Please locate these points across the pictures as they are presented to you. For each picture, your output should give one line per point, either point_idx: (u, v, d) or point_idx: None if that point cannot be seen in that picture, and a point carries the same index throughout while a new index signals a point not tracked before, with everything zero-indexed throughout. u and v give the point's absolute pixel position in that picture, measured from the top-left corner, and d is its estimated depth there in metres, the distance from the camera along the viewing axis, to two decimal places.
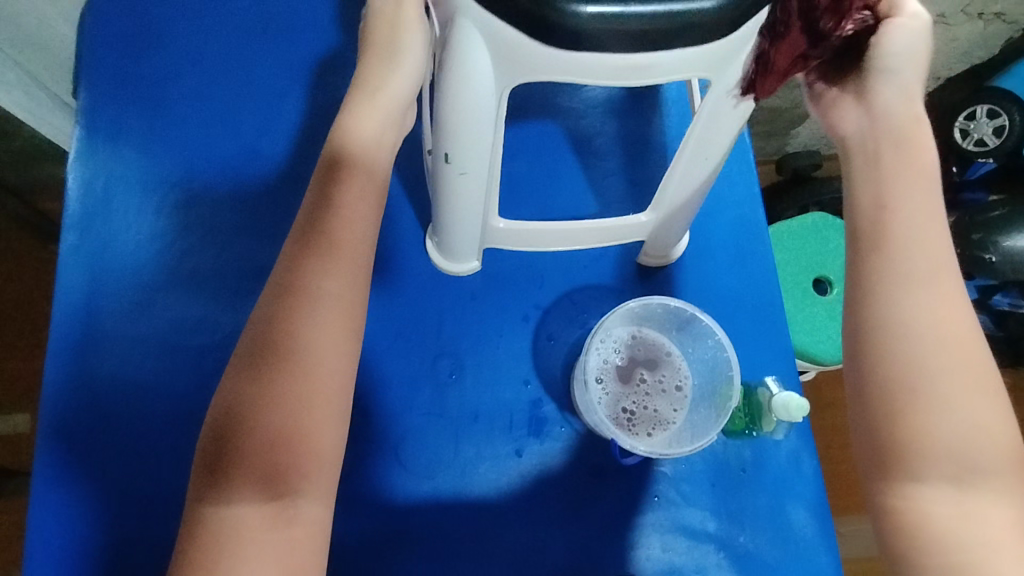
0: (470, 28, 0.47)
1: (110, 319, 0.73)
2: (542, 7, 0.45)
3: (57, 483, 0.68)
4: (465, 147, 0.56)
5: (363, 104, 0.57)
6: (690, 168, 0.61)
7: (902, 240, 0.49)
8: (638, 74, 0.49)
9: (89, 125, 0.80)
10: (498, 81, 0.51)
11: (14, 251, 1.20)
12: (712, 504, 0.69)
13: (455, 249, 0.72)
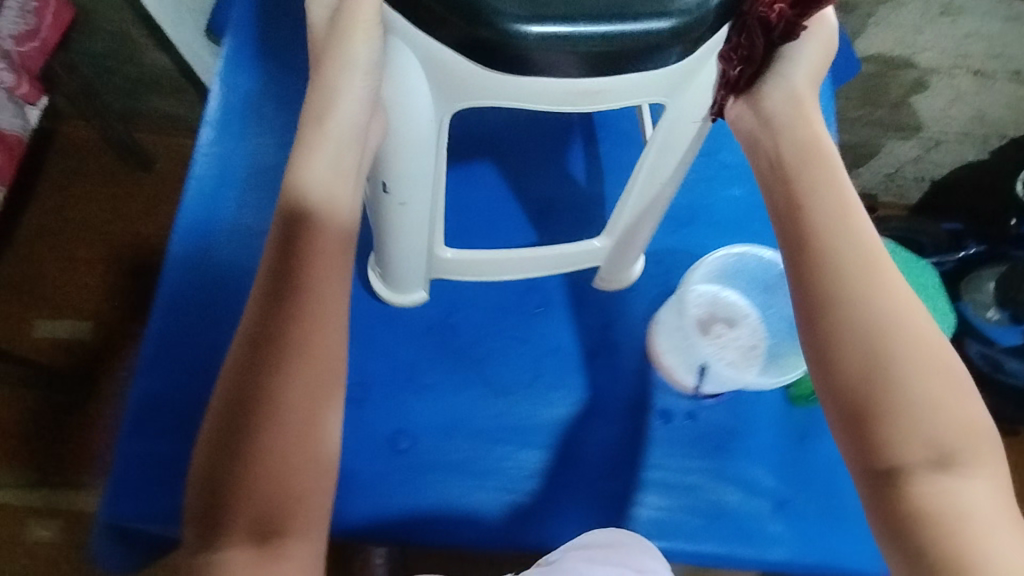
0: (401, 45, 0.55)
1: (237, 214, 0.82)
2: (480, 31, 0.52)
3: (170, 350, 0.76)
4: (404, 175, 0.63)
5: (311, 146, 0.55)
6: (640, 197, 0.69)
7: (835, 252, 0.52)
8: (591, 99, 0.56)
9: (238, 47, 0.89)
10: (436, 107, 0.58)
11: (121, 176, 1.32)
12: (698, 459, 0.79)
13: (397, 279, 0.79)
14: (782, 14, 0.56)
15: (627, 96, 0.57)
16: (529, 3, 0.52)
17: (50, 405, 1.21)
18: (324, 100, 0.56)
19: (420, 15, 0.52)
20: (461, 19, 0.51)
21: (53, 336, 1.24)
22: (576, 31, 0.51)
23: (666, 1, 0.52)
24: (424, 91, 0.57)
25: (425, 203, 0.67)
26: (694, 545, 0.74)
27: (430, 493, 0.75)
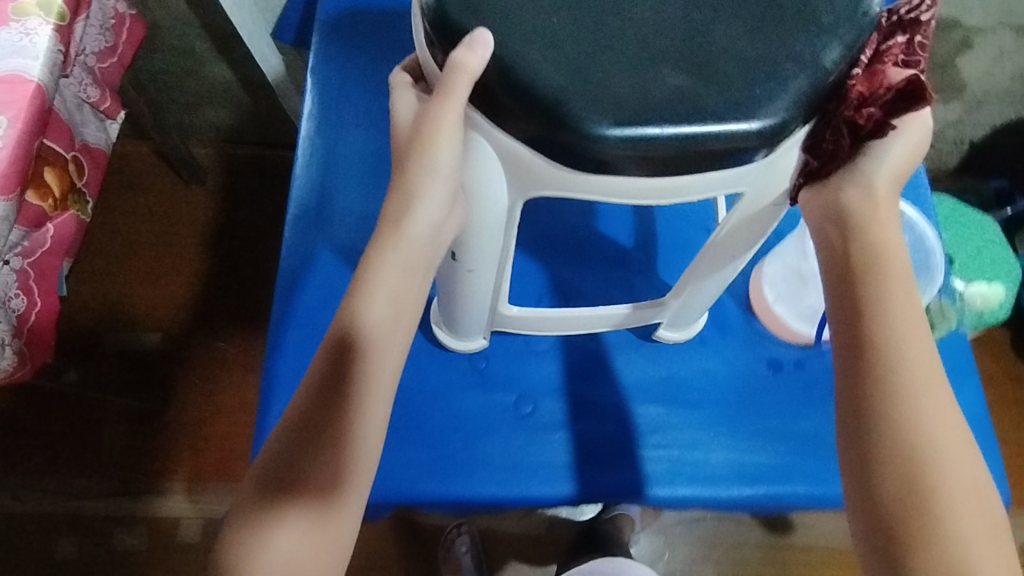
0: (481, 140, 0.46)
1: (346, 199, 0.74)
2: (555, 125, 0.41)
3: (290, 355, 0.67)
4: (475, 245, 0.53)
5: (378, 252, 0.51)
6: (709, 274, 0.58)
7: (890, 343, 0.46)
8: (673, 195, 0.46)
9: (327, 22, 0.80)
10: (510, 194, 0.49)
11: (162, 187, 1.25)
12: (772, 403, 0.67)
13: (461, 329, 0.65)
14: (872, 117, 0.45)
15: (702, 195, 0.47)
16: (608, 100, 0.41)
17: (110, 435, 1.10)
18: (405, 198, 0.49)
19: (494, 108, 0.43)
20: (533, 111, 0.42)
21: (119, 350, 1.15)
22: (660, 133, 0.41)
23: (764, 97, 0.42)
24: (502, 178, 0.48)
25: (498, 268, 0.57)
26: (729, 491, 0.64)
27: (506, 475, 0.64)
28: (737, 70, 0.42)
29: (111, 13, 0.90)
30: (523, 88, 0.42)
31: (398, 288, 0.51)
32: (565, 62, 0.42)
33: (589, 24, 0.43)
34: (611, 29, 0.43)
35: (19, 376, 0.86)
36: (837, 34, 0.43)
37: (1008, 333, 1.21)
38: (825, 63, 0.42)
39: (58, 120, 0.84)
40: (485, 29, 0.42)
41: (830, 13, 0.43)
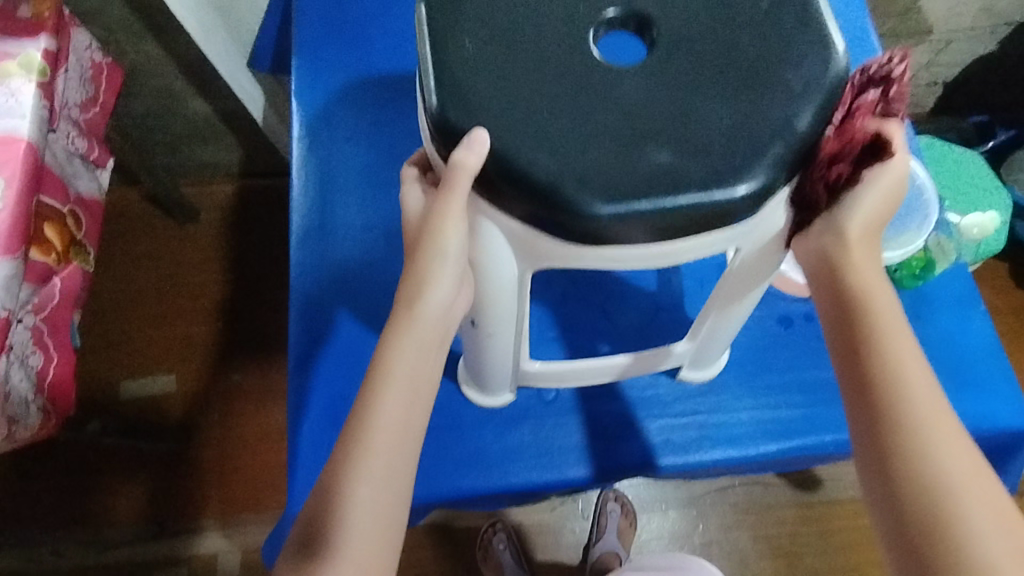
0: (491, 225, 0.42)
1: (345, 216, 0.75)
2: (555, 209, 0.38)
3: (308, 373, 0.68)
4: (494, 315, 0.49)
5: (394, 340, 0.45)
6: (721, 315, 0.55)
7: (889, 343, 0.42)
8: (677, 257, 0.42)
9: (303, 47, 0.81)
10: (522, 266, 0.45)
11: (156, 230, 1.26)
12: (786, 359, 0.69)
13: (489, 387, 0.63)
14: (843, 173, 0.42)
15: (704, 254, 0.43)
16: (598, 178, 0.38)
17: (139, 480, 1.11)
18: (415, 283, 0.45)
19: (488, 189, 0.40)
20: (525, 193, 0.39)
21: (137, 397, 1.15)
22: (654, 207, 0.38)
23: (751, 163, 0.38)
24: (507, 252, 0.44)
25: (520, 331, 0.53)
26: (758, 449, 0.65)
27: (541, 460, 0.65)
28: (719, 142, 0.39)
29: (88, 63, 0.91)
30: (512, 172, 0.39)
31: (418, 376, 0.45)
32: (550, 149, 0.39)
33: (566, 109, 0.40)
34: (595, 109, 0.40)
35: (46, 432, 0.87)
36: (806, 99, 0.40)
37: (1006, 264, 1.23)
38: (797, 127, 0.39)
39: (51, 174, 0.85)
40: (483, 128, 0.39)
41: (802, 79, 0.40)
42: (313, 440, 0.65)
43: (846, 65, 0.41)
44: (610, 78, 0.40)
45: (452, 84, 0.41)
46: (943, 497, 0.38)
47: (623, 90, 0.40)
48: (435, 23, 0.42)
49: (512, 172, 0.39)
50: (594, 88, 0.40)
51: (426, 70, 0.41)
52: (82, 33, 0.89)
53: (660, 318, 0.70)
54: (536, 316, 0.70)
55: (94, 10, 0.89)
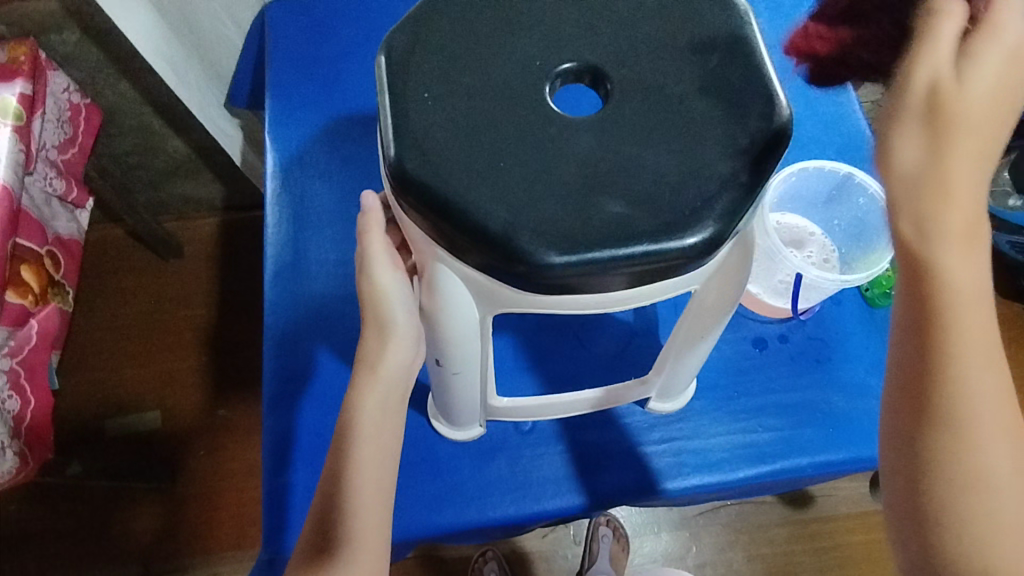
0: (450, 272, 0.42)
1: (318, 252, 0.75)
2: (510, 261, 0.38)
3: (282, 413, 0.68)
4: (456, 357, 0.49)
5: (358, 396, 0.47)
6: (686, 347, 0.55)
7: (957, 325, 0.34)
8: (637, 299, 0.42)
9: (275, 87, 0.82)
10: (481, 309, 0.45)
11: (137, 266, 1.26)
12: (762, 382, 0.69)
13: (458, 421, 0.63)
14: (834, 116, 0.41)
15: (661, 295, 0.43)
16: (551, 229, 0.38)
17: (124, 519, 1.10)
18: None
19: (452, 243, 0.40)
20: (484, 244, 0.38)
21: (122, 435, 1.14)
22: (609, 256, 0.38)
23: (701, 213, 0.38)
24: (467, 300, 0.44)
25: (483, 367, 0.52)
26: (737, 475, 0.64)
27: (518, 493, 0.64)
28: (670, 193, 0.39)
29: (66, 105, 0.92)
30: (466, 223, 0.38)
31: (382, 429, 0.47)
32: (501, 202, 0.38)
33: (516, 163, 0.39)
34: (547, 160, 0.39)
35: (24, 476, 0.86)
36: (753, 151, 0.39)
37: None
38: (747, 179, 0.39)
39: (29, 218, 0.85)
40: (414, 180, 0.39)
41: (748, 132, 0.40)
42: (290, 479, 0.65)
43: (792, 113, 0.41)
44: (563, 129, 0.40)
45: (416, 138, 0.40)
46: (982, 495, 0.35)
47: (578, 139, 0.40)
48: (394, 73, 0.42)
49: (469, 227, 0.38)
50: (547, 139, 0.40)
51: (387, 122, 0.41)
52: (59, 76, 0.89)
53: (635, 346, 0.70)
54: (510, 347, 0.70)
55: (71, 53, 0.90)
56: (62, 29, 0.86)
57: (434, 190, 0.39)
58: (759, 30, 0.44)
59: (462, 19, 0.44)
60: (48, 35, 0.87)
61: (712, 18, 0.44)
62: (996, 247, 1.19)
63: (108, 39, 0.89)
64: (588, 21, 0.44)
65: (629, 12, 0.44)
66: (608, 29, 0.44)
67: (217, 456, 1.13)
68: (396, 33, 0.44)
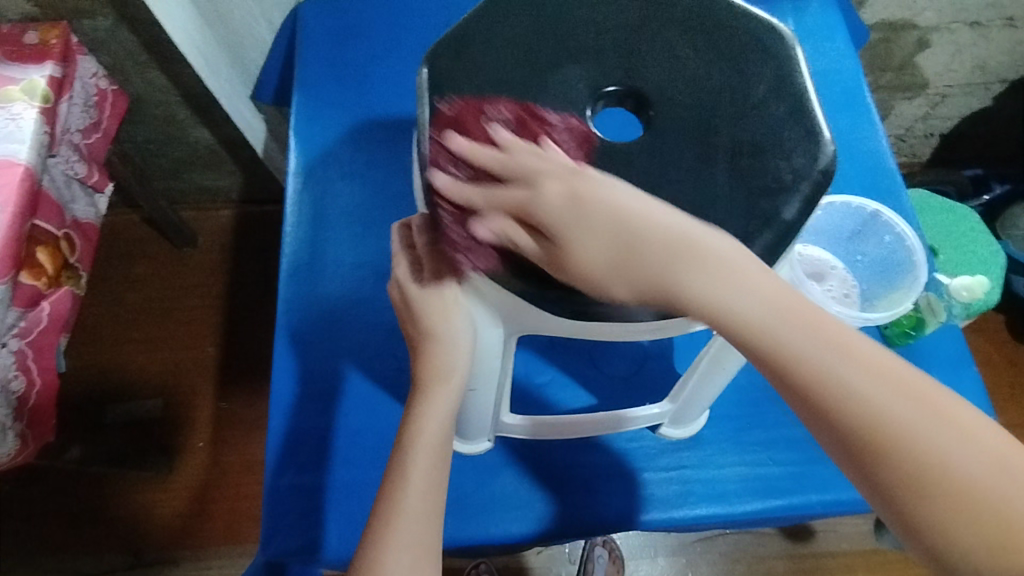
0: (480, 290, 0.41)
1: (335, 253, 0.75)
2: (541, 283, 0.38)
3: (288, 412, 0.67)
4: (481, 374, 0.48)
5: (426, 406, 0.45)
6: (707, 376, 0.54)
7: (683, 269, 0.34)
8: (669, 327, 0.42)
9: (303, 86, 0.82)
10: (507, 329, 0.44)
11: (150, 252, 1.26)
12: (777, 415, 0.68)
13: (467, 435, 0.62)
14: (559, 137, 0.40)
15: (691, 324, 0.43)
16: None
17: (118, 507, 1.09)
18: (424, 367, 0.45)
19: (483, 263, 0.39)
20: (514, 266, 0.38)
21: (122, 421, 1.14)
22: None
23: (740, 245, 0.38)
24: (493, 319, 0.43)
25: (499, 384, 0.52)
26: (746, 507, 0.63)
27: (522, 512, 0.63)
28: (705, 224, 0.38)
29: (93, 90, 0.92)
30: (501, 244, 0.38)
31: (444, 436, 0.46)
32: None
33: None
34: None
35: (24, 457, 0.86)
36: (796, 187, 0.39)
37: (1002, 316, 1.22)
38: (787, 215, 0.38)
39: (48, 200, 0.85)
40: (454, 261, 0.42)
41: (790, 167, 0.39)
42: (292, 481, 0.64)
43: (835, 150, 0.40)
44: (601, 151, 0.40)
45: (452, 153, 0.40)
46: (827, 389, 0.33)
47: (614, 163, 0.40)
48: (434, 85, 0.42)
49: (504, 249, 0.38)
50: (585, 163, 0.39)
51: (423, 133, 0.41)
52: (89, 61, 0.90)
53: (649, 368, 0.69)
54: (522, 363, 0.69)
55: (103, 39, 0.91)
56: (96, 16, 0.87)
57: (469, 208, 0.38)
58: (804, 65, 0.43)
59: (506, 35, 0.44)
60: (81, 20, 0.88)
61: (757, 49, 0.43)
62: (1012, 291, 1.18)
63: (141, 28, 0.89)
64: (631, 43, 0.44)
65: (673, 37, 0.44)
66: (652, 55, 0.43)
67: (215, 449, 1.12)
68: (439, 45, 0.44)
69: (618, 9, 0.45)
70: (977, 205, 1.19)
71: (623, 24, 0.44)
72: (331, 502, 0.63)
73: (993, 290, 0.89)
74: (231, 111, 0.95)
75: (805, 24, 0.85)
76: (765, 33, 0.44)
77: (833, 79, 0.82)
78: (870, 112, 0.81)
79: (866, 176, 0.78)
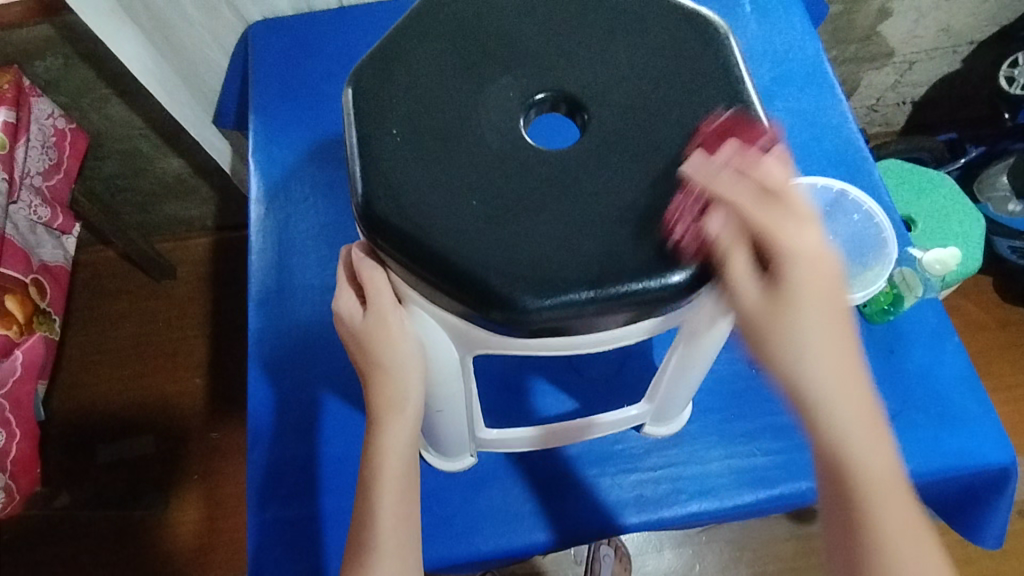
0: (424, 314, 0.41)
1: (302, 277, 0.74)
2: (487, 304, 0.36)
3: (267, 444, 0.66)
4: (442, 396, 0.47)
5: (388, 438, 0.43)
6: (678, 373, 0.54)
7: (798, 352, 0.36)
8: (624, 336, 0.41)
9: (259, 112, 0.81)
10: (460, 349, 0.43)
11: (128, 288, 1.25)
12: (759, 404, 0.67)
13: (447, 452, 0.61)
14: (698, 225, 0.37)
15: (647, 331, 0.42)
16: (529, 268, 0.36)
17: (116, 548, 1.08)
18: (383, 394, 0.43)
19: (430, 288, 0.38)
20: (457, 288, 0.37)
21: (114, 461, 1.13)
22: (589, 295, 0.36)
23: (689, 242, 0.37)
24: (446, 340, 0.42)
25: (465, 403, 0.51)
26: (735, 501, 0.62)
27: (510, 525, 0.62)
28: (648, 224, 0.37)
29: (51, 131, 0.91)
30: (437, 265, 0.37)
31: (412, 465, 0.45)
32: (469, 242, 0.37)
33: (486, 202, 0.38)
34: (522, 191, 0.38)
35: (11, 510, 0.84)
36: (737, 174, 0.38)
37: (990, 279, 1.22)
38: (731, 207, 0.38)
39: (13, 246, 0.83)
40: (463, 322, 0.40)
41: (733, 158, 0.38)
42: (276, 515, 0.63)
43: (777, 135, 0.39)
44: (536, 159, 0.39)
45: (385, 178, 0.38)
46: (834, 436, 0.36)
47: (555, 169, 0.39)
48: (366, 108, 0.41)
49: (450, 272, 0.37)
50: (521, 174, 0.38)
51: (353, 161, 0.39)
52: (44, 102, 0.89)
53: (628, 368, 0.68)
54: (499, 373, 0.68)
55: (57, 79, 0.90)
56: (46, 56, 0.86)
57: (405, 230, 0.37)
58: (741, 53, 0.42)
59: (438, 49, 0.43)
60: (32, 62, 0.86)
61: (694, 39, 0.42)
62: (997, 253, 1.17)
63: (94, 63, 0.88)
64: (567, 46, 0.43)
65: (610, 37, 0.43)
66: (590, 57, 0.42)
67: (209, 481, 1.11)
68: (367, 63, 0.43)
69: (553, 13, 0.44)
70: (954, 169, 1.18)
71: (560, 27, 0.43)
72: (319, 531, 0.62)
73: (973, 256, 0.88)
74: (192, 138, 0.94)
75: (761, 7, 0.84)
76: (696, 24, 0.43)
77: (791, 60, 0.81)
78: (831, 88, 0.80)
79: (831, 154, 0.77)
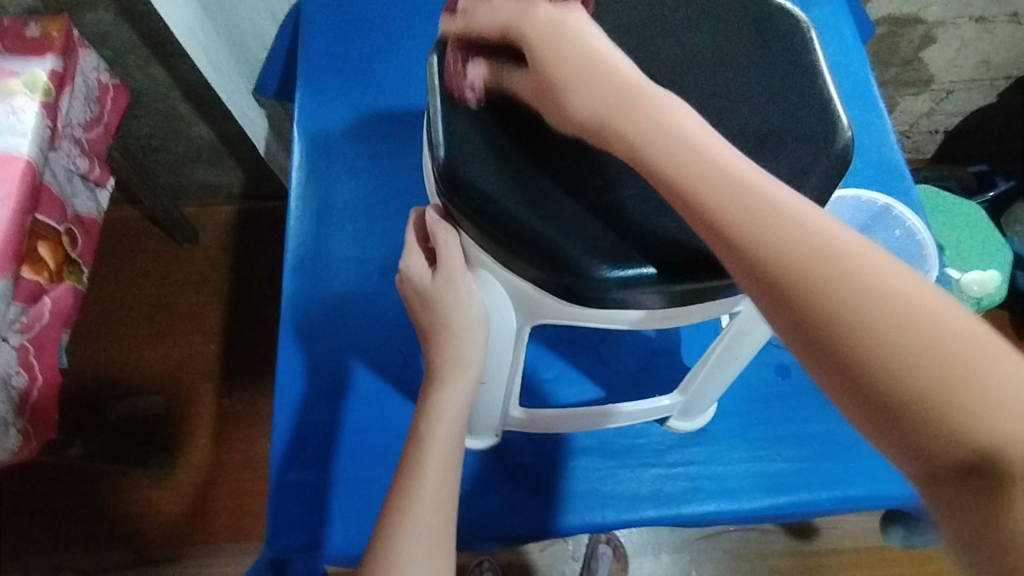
0: (492, 279, 0.42)
1: (337, 248, 0.74)
2: (558, 273, 0.37)
3: (291, 408, 0.67)
4: (492, 366, 0.48)
5: (443, 398, 0.45)
6: (719, 368, 0.54)
7: (660, 159, 0.31)
8: (683, 318, 0.42)
9: (308, 79, 0.81)
10: (519, 319, 0.44)
11: (150, 248, 1.26)
12: (784, 411, 0.67)
13: (473, 429, 0.61)
14: None
15: (704, 315, 0.42)
16: (603, 243, 0.37)
17: (119, 506, 1.08)
18: (442, 355, 0.45)
19: (503, 255, 0.39)
20: (530, 255, 0.38)
21: (124, 417, 1.13)
22: (659, 271, 0.37)
23: None
24: (508, 308, 0.43)
25: (507, 377, 0.51)
26: (753, 503, 0.63)
27: (529, 508, 0.63)
28: None
29: (94, 83, 0.91)
30: (510, 227, 0.38)
31: (460, 428, 0.46)
32: (546, 213, 0.38)
33: (564, 171, 0.39)
34: (598, 167, 0.39)
35: (25, 454, 0.85)
36: (813, 167, 0.38)
37: (1006, 312, 1.22)
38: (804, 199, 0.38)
39: (49, 194, 0.84)
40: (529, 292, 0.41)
41: (810, 151, 0.39)
42: (295, 478, 0.64)
43: (853, 135, 0.40)
44: None
45: (464, 141, 0.39)
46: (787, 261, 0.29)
47: None
48: (446, 72, 0.41)
49: (526, 240, 0.37)
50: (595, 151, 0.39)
51: (435, 122, 0.40)
52: (90, 55, 0.89)
53: (656, 364, 0.69)
54: (530, 356, 0.69)
55: (105, 33, 0.90)
56: (98, 8, 0.86)
57: (484, 193, 0.38)
58: (820, 49, 0.42)
59: None
60: (83, 13, 0.87)
61: (770, 34, 0.43)
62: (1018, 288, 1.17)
63: (144, 20, 0.88)
64: (641, 29, 0.43)
65: (685, 28, 0.43)
66: (662, 44, 0.42)
67: (217, 445, 1.12)
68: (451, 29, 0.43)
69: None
70: (983, 200, 1.18)
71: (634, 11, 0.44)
72: (335, 497, 0.63)
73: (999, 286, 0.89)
74: (233, 105, 0.95)
75: (813, 19, 0.84)
76: (773, 21, 0.43)
77: (841, 73, 0.81)
78: (877, 106, 0.80)
79: (868, 171, 0.77)
